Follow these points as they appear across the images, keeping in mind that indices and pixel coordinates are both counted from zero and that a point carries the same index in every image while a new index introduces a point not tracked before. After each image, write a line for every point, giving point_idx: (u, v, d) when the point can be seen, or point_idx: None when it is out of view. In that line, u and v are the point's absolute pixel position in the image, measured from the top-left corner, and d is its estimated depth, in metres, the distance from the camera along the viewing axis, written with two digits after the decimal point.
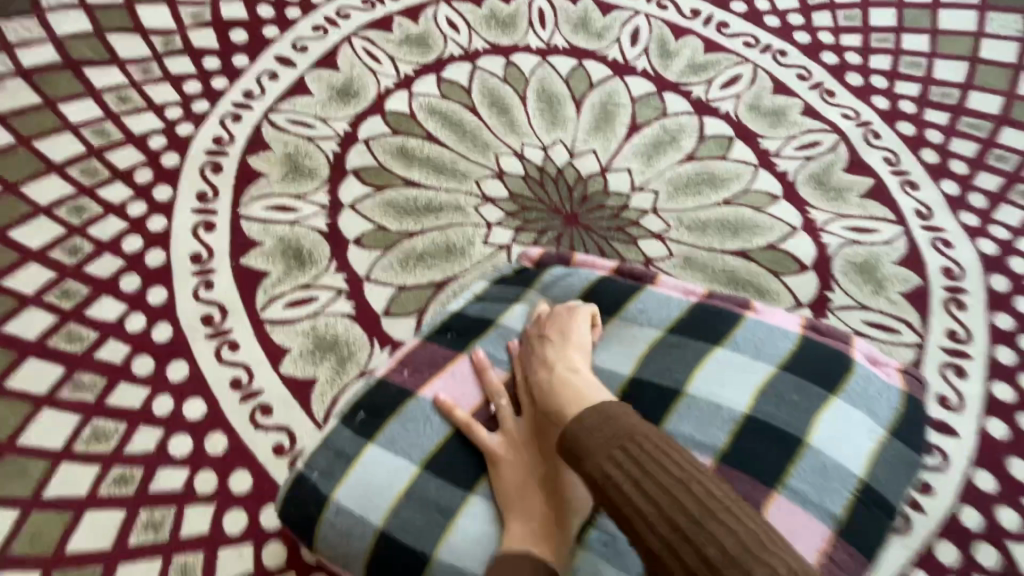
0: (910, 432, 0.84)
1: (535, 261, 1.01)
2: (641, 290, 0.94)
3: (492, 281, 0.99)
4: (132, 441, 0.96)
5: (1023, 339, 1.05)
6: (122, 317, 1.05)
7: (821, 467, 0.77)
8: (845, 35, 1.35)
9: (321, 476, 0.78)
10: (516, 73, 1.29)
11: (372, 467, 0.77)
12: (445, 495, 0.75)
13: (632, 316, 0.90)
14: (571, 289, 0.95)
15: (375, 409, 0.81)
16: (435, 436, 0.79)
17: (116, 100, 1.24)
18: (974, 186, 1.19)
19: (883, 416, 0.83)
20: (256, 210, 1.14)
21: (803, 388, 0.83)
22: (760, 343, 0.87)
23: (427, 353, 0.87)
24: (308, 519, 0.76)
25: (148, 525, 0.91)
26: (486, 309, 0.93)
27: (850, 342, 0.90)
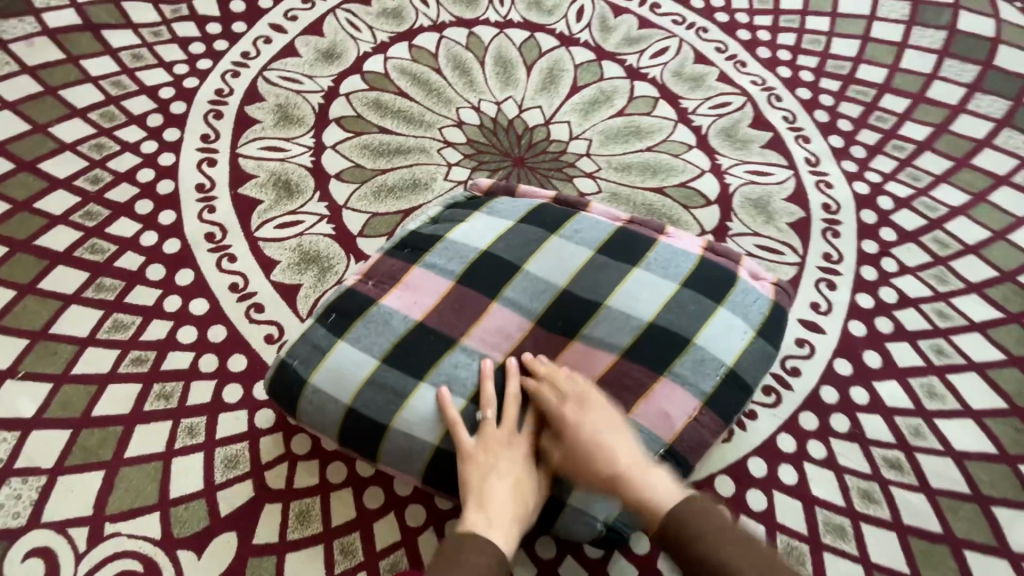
0: (773, 330, 1.05)
1: (484, 190, 1.19)
2: (576, 215, 1.11)
3: (445, 207, 1.16)
4: (146, 331, 1.16)
5: (884, 261, 1.29)
6: (137, 233, 1.25)
7: (701, 358, 0.99)
8: (759, 16, 1.59)
9: (301, 363, 0.97)
10: (477, 41, 1.51)
11: (340, 359, 0.96)
12: (399, 380, 0.95)
13: (568, 236, 1.07)
14: (516, 210, 1.11)
15: (345, 313, 1.00)
16: (392, 336, 0.98)
17: (130, 58, 1.44)
18: (856, 141, 1.42)
19: (754, 319, 1.04)
20: (251, 149, 1.35)
21: (698, 299, 1.02)
22: (666, 263, 1.06)
23: (386, 267, 1.05)
24: (292, 393, 0.97)
25: (160, 395, 1.11)
26: (437, 228, 1.10)
27: (739, 262, 1.12)
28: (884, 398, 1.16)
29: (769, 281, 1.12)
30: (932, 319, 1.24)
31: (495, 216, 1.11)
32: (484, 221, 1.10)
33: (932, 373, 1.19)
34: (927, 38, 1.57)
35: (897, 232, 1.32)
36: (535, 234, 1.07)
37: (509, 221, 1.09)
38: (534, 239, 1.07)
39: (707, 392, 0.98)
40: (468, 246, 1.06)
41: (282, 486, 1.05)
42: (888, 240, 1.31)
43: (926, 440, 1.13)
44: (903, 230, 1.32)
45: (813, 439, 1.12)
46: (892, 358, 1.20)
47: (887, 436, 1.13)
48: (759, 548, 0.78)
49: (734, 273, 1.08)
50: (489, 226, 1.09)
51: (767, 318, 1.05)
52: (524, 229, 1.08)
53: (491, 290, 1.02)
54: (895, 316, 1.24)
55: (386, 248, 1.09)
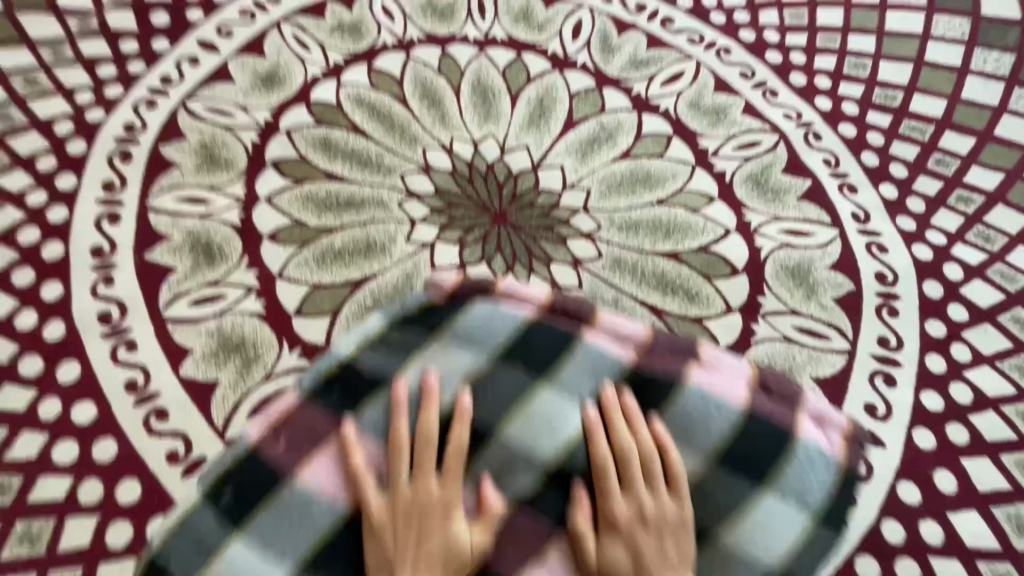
0: (845, 516, 0.71)
1: (448, 294, 0.80)
2: (577, 340, 0.76)
3: (394, 321, 0.78)
4: (12, 448, 0.90)
5: (954, 347, 1.03)
6: (12, 313, 0.98)
7: (727, 567, 0.67)
8: (792, 34, 1.32)
9: (176, 570, 0.64)
10: (450, 64, 1.24)
11: (234, 567, 0.64)
12: (316, 511, 0.66)
13: (562, 380, 0.73)
14: (490, 335, 0.76)
15: (244, 491, 0.67)
16: (316, 452, 0.69)
17: (22, 83, 1.16)
18: (912, 190, 1.16)
19: (817, 503, 0.70)
20: (166, 201, 1.08)
21: (731, 478, 0.69)
22: (694, 419, 0.71)
23: (307, 415, 0.71)
24: (157, 534, 0.66)
25: (24, 538, 0.85)
26: (379, 360, 0.74)
27: (800, 405, 0.75)
28: (961, 535, 0.91)
29: (841, 430, 0.75)
30: (1016, 426, 0.98)
31: (461, 347, 0.75)
32: (443, 356, 0.74)
33: (1019, 500, 0.93)
34: (992, 62, 1.31)
35: (968, 309, 1.06)
36: (518, 376, 0.73)
37: (482, 353, 0.74)
38: (512, 383, 0.73)
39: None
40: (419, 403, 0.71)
41: None
42: (957, 320, 1.05)
43: None
44: (975, 306, 1.06)
45: None
46: (969, 480, 0.94)
47: None
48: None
49: (791, 428, 0.72)
50: (448, 360, 0.74)
51: (837, 499, 0.71)
52: (504, 365, 0.74)
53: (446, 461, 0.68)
54: (971, 421, 0.98)
55: (306, 381, 0.73)
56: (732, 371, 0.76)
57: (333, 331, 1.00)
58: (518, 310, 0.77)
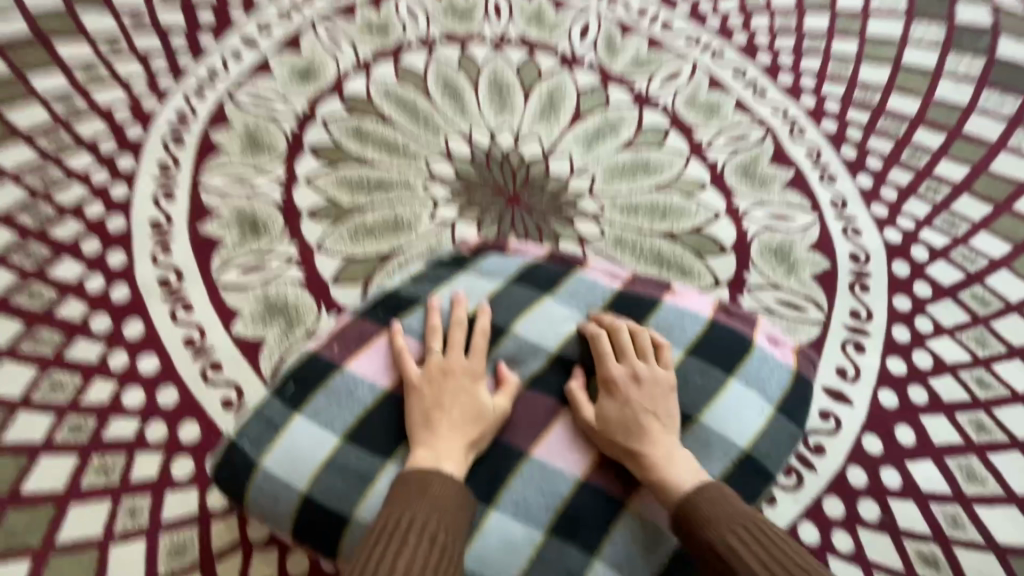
0: (799, 407, 0.90)
1: (473, 247, 1.04)
2: (573, 271, 0.97)
3: (429, 262, 0.99)
4: (86, 393, 1.02)
5: (918, 320, 1.16)
6: (82, 277, 1.11)
7: (702, 441, 0.85)
8: (781, 37, 1.45)
9: (250, 444, 0.82)
10: (469, 61, 1.37)
11: (297, 437, 0.82)
12: (364, 462, 0.81)
13: (562, 298, 0.94)
14: (506, 269, 0.97)
15: (305, 382, 0.85)
16: (359, 411, 0.83)
17: (83, 74, 1.29)
18: (886, 181, 1.29)
19: (773, 393, 0.89)
20: (215, 181, 1.20)
21: (704, 370, 0.88)
22: (671, 328, 0.91)
23: (355, 330, 0.89)
24: (238, 479, 0.82)
25: (99, 469, 0.98)
26: (417, 287, 0.94)
27: (755, 323, 0.94)
28: (918, 481, 1.03)
29: (790, 347, 0.94)
30: (971, 389, 1.11)
31: (482, 276, 0.96)
32: (471, 284, 0.95)
33: (970, 452, 1.06)
34: (964, 66, 1.43)
35: (932, 287, 1.19)
36: (527, 294, 0.94)
37: (500, 280, 0.95)
38: (525, 298, 0.93)
39: (714, 477, 0.84)
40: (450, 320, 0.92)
41: None
42: (922, 296, 1.18)
43: (964, 531, 1.00)
44: (939, 284, 1.19)
45: (838, 528, 1.00)
46: (927, 434, 1.07)
47: (921, 526, 1.00)
48: (771, 526, 0.76)
49: (749, 337, 0.92)
50: (474, 285, 0.94)
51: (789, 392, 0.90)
52: (516, 288, 0.94)
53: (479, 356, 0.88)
54: (930, 384, 1.11)
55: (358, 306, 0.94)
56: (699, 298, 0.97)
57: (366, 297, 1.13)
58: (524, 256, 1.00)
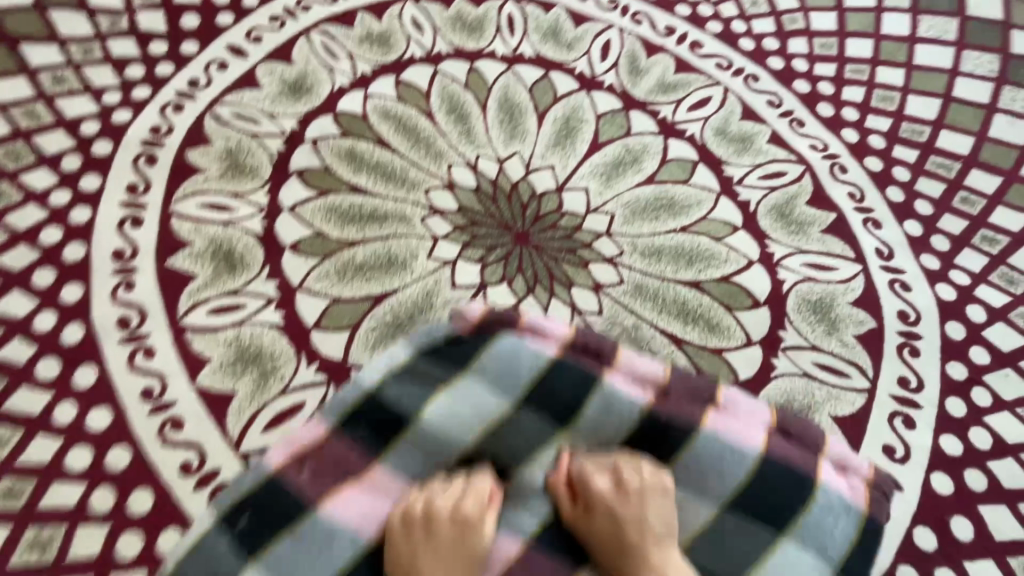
0: (865, 560, 0.78)
1: (474, 326, 0.87)
2: (595, 390, 0.83)
3: (418, 349, 0.85)
4: (26, 451, 0.89)
5: (974, 391, 1.02)
6: (31, 314, 0.98)
7: None
8: (820, 63, 1.32)
9: (228, 552, 0.73)
10: (478, 79, 1.24)
11: (282, 558, 0.73)
12: None
13: (580, 434, 0.83)
14: (516, 372, 0.84)
15: (261, 513, 0.75)
16: (350, 536, 0.76)
17: (50, 80, 1.16)
18: (937, 229, 1.16)
19: (836, 552, 0.77)
20: (188, 206, 1.08)
21: (744, 528, 0.78)
22: (713, 465, 0.80)
23: (336, 453, 0.79)
24: None
25: (34, 544, 0.84)
26: (404, 392, 0.82)
27: (822, 451, 0.82)
28: None
29: (863, 476, 0.82)
30: None
31: (483, 385, 0.83)
32: (471, 397, 0.83)
33: None
34: (1020, 101, 1.30)
35: (990, 353, 1.05)
36: (540, 429, 0.83)
37: (505, 400, 0.83)
38: (534, 429, 0.83)
39: None
40: (452, 436, 0.82)
41: None
42: (979, 363, 1.04)
43: None
44: (997, 350, 1.06)
45: None
46: (986, 528, 0.93)
47: None
48: None
49: (811, 474, 0.80)
50: (473, 404, 0.83)
51: (853, 549, 0.78)
52: (527, 417, 0.83)
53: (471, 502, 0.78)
54: (990, 468, 0.97)
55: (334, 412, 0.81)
56: (750, 419, 0.84)
57: (351, 346, 1.00)
58: (537, 351, 0.85)
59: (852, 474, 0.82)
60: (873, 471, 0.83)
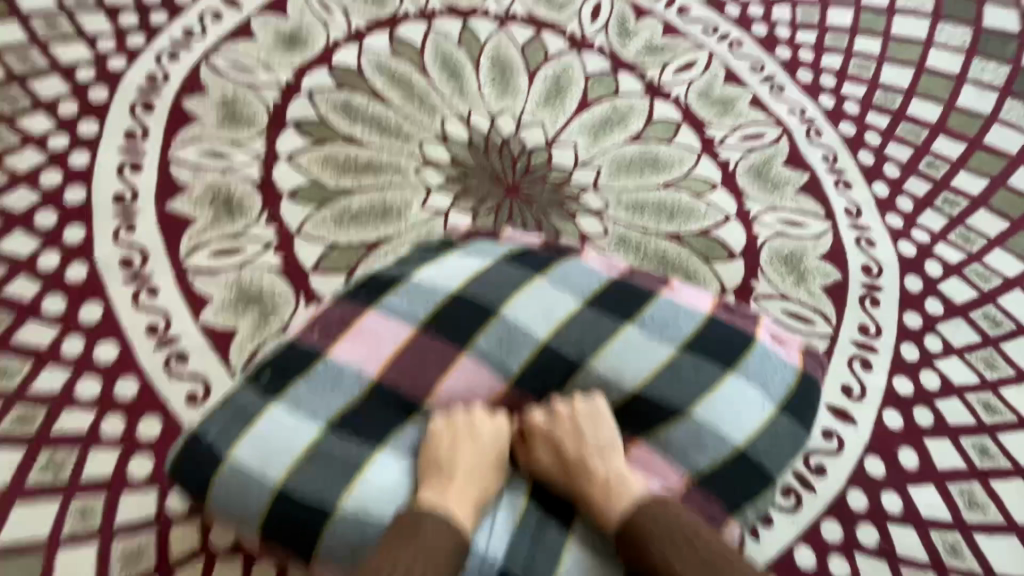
0: (804, 406, 0.84)
1: (462, 237, 0.95)
2: (565, 258, 0.89)
3: (417, 246, 0.93)
4: (36, 381, 0.94)
5: (927, 338, 1.11)
6: (35, 253, 1.01)
7: (699, 433, 0.79)
8: (802, 30, 1.37)
9: (217, 435, 0.75)
10: (471, 37, 1.27)
11: (271, 429, 0.75)
12: (349, 450, 0.74)
13: (556, 280, 0.86)
14: (498, 245, 0.90)
15: (282, 369, 0.79)
16: (342, 399, 0.77)
17: (44, 26, 1.17)
18: (903, 190, 1.23)
19: (777, 391, 0.83)
20: (187, 153, 1.10)
21: (700, 363, 0.82)
22: (666, 320, 0.84)
23: (337, 313, 0.82)
24: (202, 475, 0.74)
25: (48, 465, 0.89)
26: (397, 265, 0.88)
27: (758, 322, 0.87)
28: (919, 507, 1.00)
29: (795, 347, 0.87)
30: (978, 413, 1.07)
31: (471, 255, 0.89)
32: (459, 258, 0.88)
33: (973, 478, 1.02)
34: (989, 72, 1.36)
35: (944, 304, 1.14)
36: (519, 274, 0.86)
37: (489, 258, 0.88)
38: (515, 277, 0.86)
39: (701, 469, 0.79)
40: (435, 287, 0.84)
41: None
42: (933, 314, 1.13)
43: (963, 560, 0.97)
44: (951, 302, 1.14)
45: (836, 554, 0.96)
46: (930, 458, 1.03)
47: (920, 554, 0.97)
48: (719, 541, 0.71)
49: (751, 333, 0.85)
50: (461, 262, 0.87)
51: (793, 390, 0.84)
52: (506, 267, 0.87)
53: (458, 340, 0.82)
54: (937, 406, 1.06)
55: (340, 289, 0.86)
56: (695, 303, 0.87)
57: (348, 289, 1.04)
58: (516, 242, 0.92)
59: (789, 343, 0.87)
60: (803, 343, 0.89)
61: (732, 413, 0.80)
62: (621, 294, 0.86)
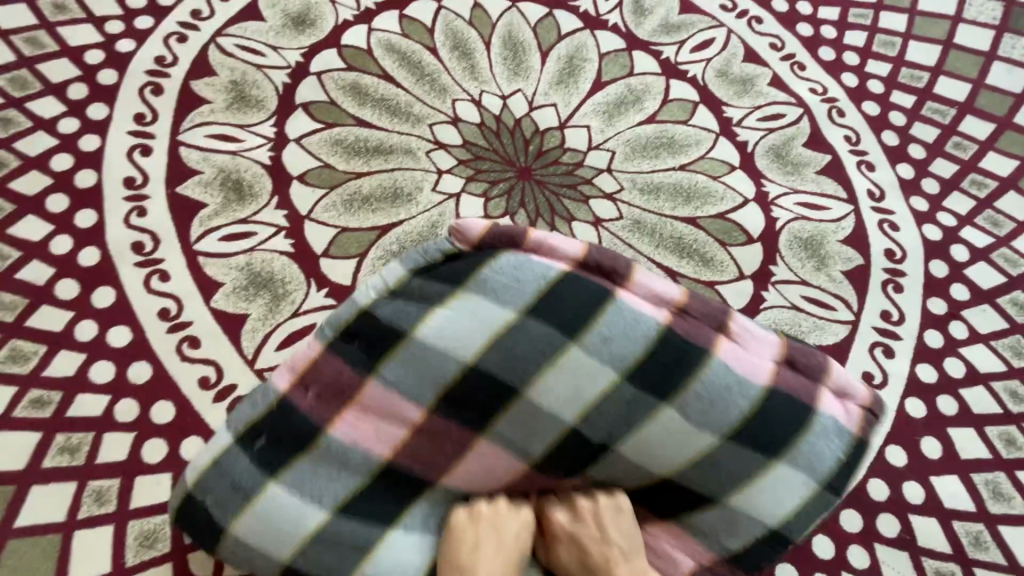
0: (851, 481, 0.79)
1: (476, 242, 0.83)
2: (603, 307, 0.79)
3: (413, 269, 0.81)
4: (51, 365, 0.94)
5: (952, 325, 1.08)
6: (47, 238, 1.01)
7: (731, 517, 0.78)
8: (824, 7, 1.32)
9: (215, 505, 0.72)
10: (482, 16, 1.24)
11: (273, 508, 0.72)
12: (357, 532, 0.73)
13: (585, 343, 0.77)
14: (519, 291, 0.79)
15: (278, 439, 0.75)
16: (348, 479, 0.75)
17: (51, 9, 1.16)
18: (928, 172, 1.19)
19: (824, 472, 0.78)
20: (197, 136, 1.09)
21: (744, 451, 0.77)
22: (715, 400, 0.77)
23: (329, 372, 0.77)
24: (207, 540, 0.73)
25: (64, 449, 0.90)
26: (401, 309, 0.79)
27: (825, 377, 0.81)
28: (942, 497, 0.97)
29: (858, 406, 0.81)
30: (1004, 402, 1.04)
31: (487, 299, 0.79)
32: (472, 309, 0.78)
33: (998, 468, 0.99)
34: (1020, 49, 1.31)
35: (970, 290, 1.10)
36: (546, 338, 0.77)
37: (510, 311, 0.78)
38: (541, 341, 0.77)
39: (730, 549, 0.79)
40: (446, 352, 0.77)
41: (209, 573, 0.86)
42: (959, 299, 1.10)
43: (987, 552, 0.95)
44: (977, 287, 1.11)
45: (855, 544, 0.94)
46: (953, 448, 1.00)
47: (942, 545, 0.95)
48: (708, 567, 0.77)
49: (812, 404, 0.79)
50: (475, 313, 0.78)
51: (845, 470, 0.79)
52: (530, 326, 0.78)
53: (476, 418, 0.78)
54: (961, 394, 1.04)
55: (334, 333, 0.79)
56: (758, 351, 0.81)
57: (359, 273, 1.03)
58: (547, 266, 0.81)
59: (850, 401, 0.82)
60: (868, 397, 0.82)
61: (770, 496, 0.77)
62: (665, 362, 0.78)
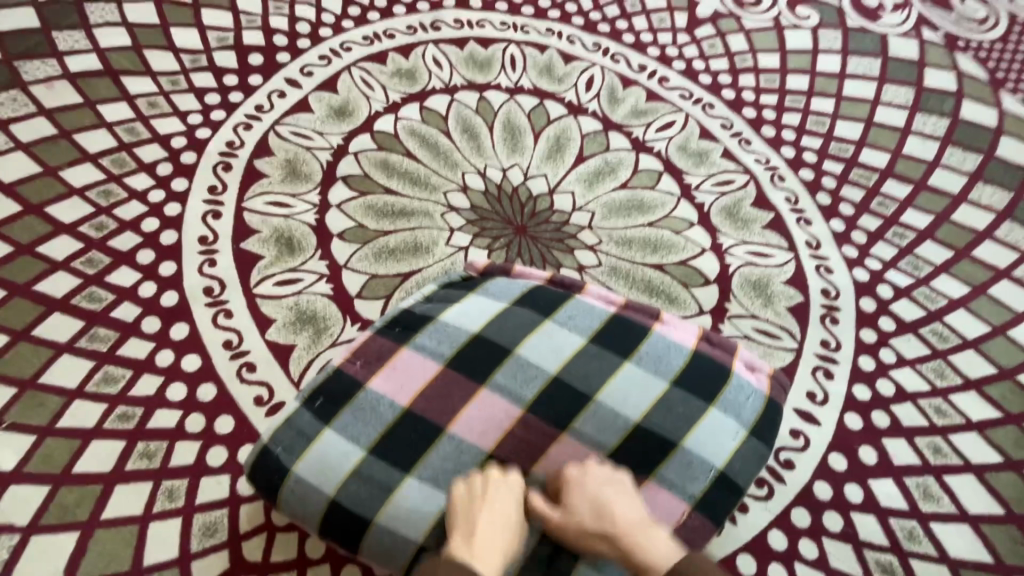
0: (768, 428, 1.01)
1: (480, 272, 1.15)
2: (570, 298, 1.07)
3: (440, 284, 1.11)
4: (136, 385, 1.15)
5: (881, 351, 1.28)
6: (136, 284, 1.25)
7: (689, 462, 0.95)
8: (765, 94, 1.62)
9: (284, 451, 0.93)
10: (486, 106, 1.54)
11: (326, 449, 0.92)
12: (386, 475, 0.91)
13: (561, 320, 1.03)
14: (509, 290, 1.07)
15: (331, 398, 0.96)
16: (380, 426, 0.94)
17: (146, 105, 1.47)
18: (857, 226, 1.43)
19: (748, 418, 1.00)
20: (257, 203, 1.36)
21: (687, 400, 0.98)
22: (658, 358, 1.01)
23: (375, 347, 1.00)
24: (271, 483, 0.92)
25: (143, 454, 1.10)
26: (430, 307, 1.06)
27: (735, 352, 1.06)
28: (878, 497, 1.14)
29: (765, 373, 1.05)
30: (929, 416, 1.22)
31: (487, 297, 1.07)
32: (479, 306, 1.05)
33: (927, 473, 1.17)
34: (930, 125, 1.58)
35: (896, 322, 1.32)
36: (530, 317, 1.03)
37: (503, 302, 1.05)
38: (528, 319, 1.03)
39: (693, 496, 0.94)
40: (458, 329, 1.01)
41: (258, 559, 1.03)
42: (886, 330, 1.30)
43: (920, 545, 1.10)
44: (902, 320, 1.32)
45: (804, 537, 1.10)
46: (887, 455, 1.18)
47: (880, 538, 1.11)
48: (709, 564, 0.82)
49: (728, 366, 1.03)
50: (481, 305, 1.05)
51: (761, 418, 1.01)
52: (519, 310, 1.03)
53: (479, 373, 0.97)
54: (892, 409, 1.22)
55: (377, 324, 1.04)
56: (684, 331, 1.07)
57: (386, 311, 1.26)
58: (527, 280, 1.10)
59: (759, 371, 1.06)
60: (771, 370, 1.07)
61: (714, 444, 0.96)
62: (619, 334, 1.03)
